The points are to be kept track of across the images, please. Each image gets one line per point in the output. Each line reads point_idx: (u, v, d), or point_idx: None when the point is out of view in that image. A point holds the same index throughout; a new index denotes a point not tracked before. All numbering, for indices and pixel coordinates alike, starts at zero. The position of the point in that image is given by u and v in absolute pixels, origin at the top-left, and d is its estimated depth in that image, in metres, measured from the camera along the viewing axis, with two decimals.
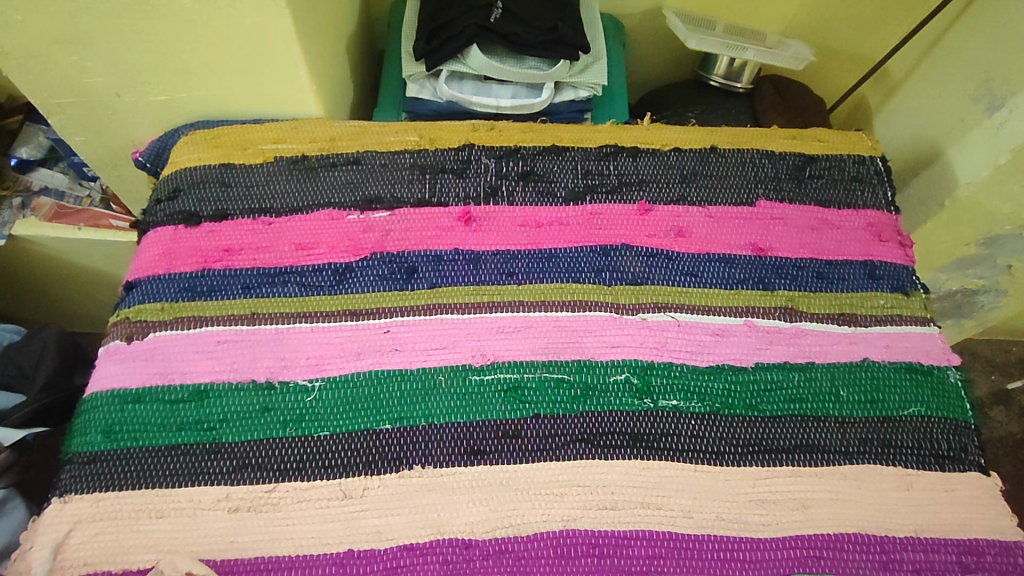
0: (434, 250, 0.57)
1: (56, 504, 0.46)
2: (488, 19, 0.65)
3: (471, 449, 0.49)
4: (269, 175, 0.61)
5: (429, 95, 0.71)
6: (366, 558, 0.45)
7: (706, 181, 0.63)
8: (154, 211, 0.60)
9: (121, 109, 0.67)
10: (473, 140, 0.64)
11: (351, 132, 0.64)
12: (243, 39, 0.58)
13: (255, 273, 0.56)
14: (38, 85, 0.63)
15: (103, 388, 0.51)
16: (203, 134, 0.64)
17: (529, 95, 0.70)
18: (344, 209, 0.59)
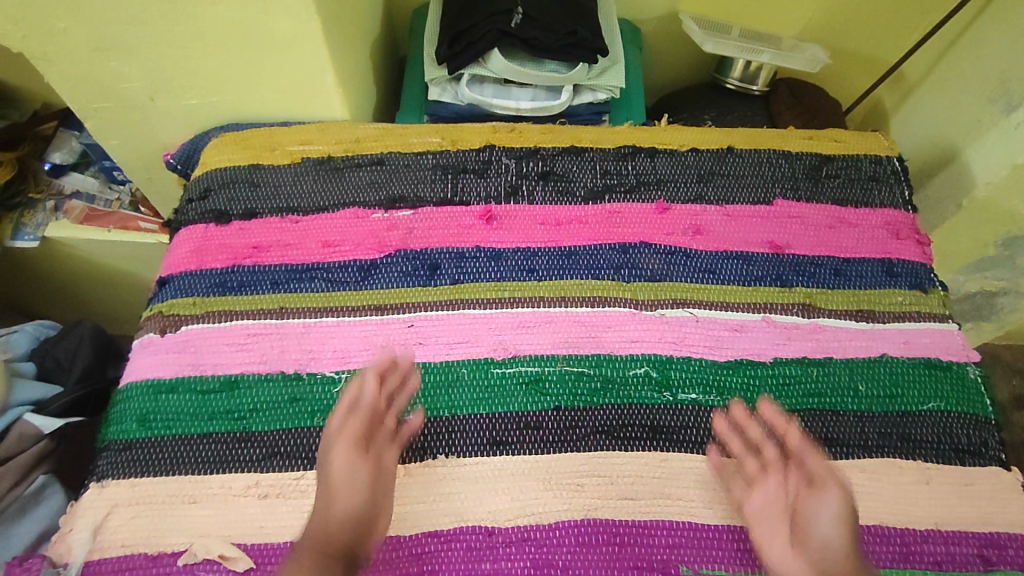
0: (456, 248, 0.59)
1: (94, 489, 0.48)
2: (508, 24, 0.66)
3: (493, 440, 0.50)
4: (296, 175, 0.63)
5: (450, 98, 0.73)
6: (390, 545, 0.46)
7: (723, 180, 0.64)
8: (186, 210, 0.62)
9: (155, 113, 0.69)
10: (494, 141, 0.65)
11: (375, 134, 0.66)
12: (273, 44, 0.60)
13: (283, 270, 0.57)
14: (76, 91, 0.66)
15: (138, 378, 0.53)
16: (233, 136, 0.66)
17: (548, 98, 0.71)
18: (369, 208, 0.61)
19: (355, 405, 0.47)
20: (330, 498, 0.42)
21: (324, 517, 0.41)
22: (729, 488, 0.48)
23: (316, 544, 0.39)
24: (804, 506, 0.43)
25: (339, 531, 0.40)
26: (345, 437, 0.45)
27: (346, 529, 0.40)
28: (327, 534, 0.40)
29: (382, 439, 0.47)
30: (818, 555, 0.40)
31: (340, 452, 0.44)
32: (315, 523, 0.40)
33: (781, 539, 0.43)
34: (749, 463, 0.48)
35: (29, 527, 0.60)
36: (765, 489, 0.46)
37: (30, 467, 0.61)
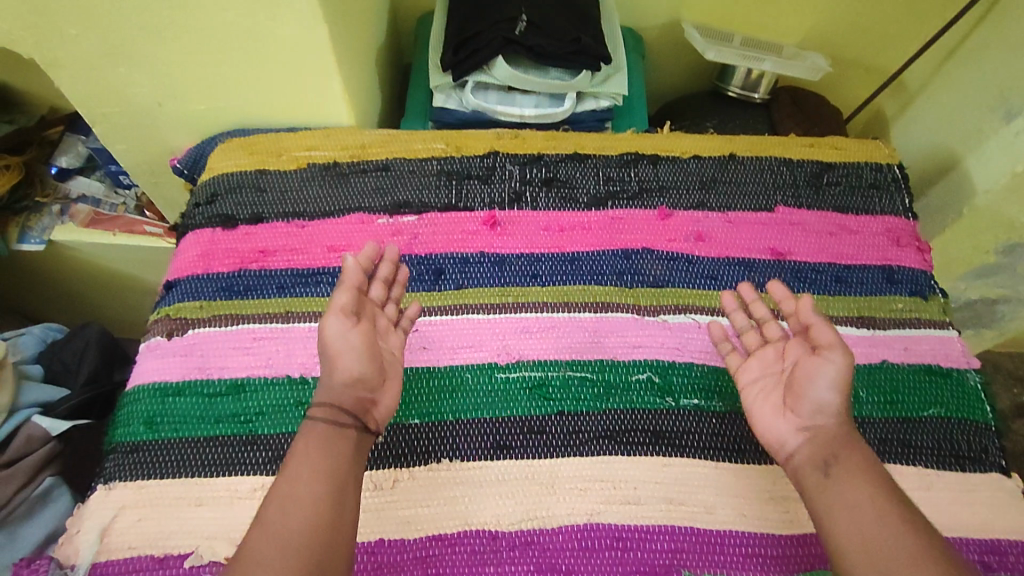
0: (460, 253, 0.60)
1: (101, 491, 0.48)
2: (513, 32, 0.67)
3: (497, 444, 0.50)
4: (302, 180, 0.64)
5: (455, 105, 0.73)
6: (396, 547, 0.46)
7: (725, 188, 0.65)
8: (192, 214, 0.63)
9: (162, 118, 0.70)
10: (498, 148, 0.66)
11: (380, 140, 0.67)
12: (281, 50, 0.61)
13: (289, 274, 0.58)
14: (85, 96, 0.67)
15: (145, 382, 0.53)
16: (240, 142, 0.67)
17: (551, 105, 0.72)
18: (374, 214, 0.62)
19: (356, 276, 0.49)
20: (341, 361, 0.45)
21: (336, 380, 0.44)
22: (729, 362, 0.53)
23: (332, 403, 0.43)
24: (807, 367, 0.46)
25: (356, 394, 0.44)
26: (348, 304, 0.47)
27: (361, 390, 0.45)
28: (343, 396, 0.44)
29: (371, 309, 0.49)
30: (810, 417, 0.44)
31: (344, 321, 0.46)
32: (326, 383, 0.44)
33: (773, 399, 0.48)
34: (748, 338, 0.53)
35: (33, 531, 0.61)
36: (760, 358, 0.51)
37: (36, 469, 0.62)
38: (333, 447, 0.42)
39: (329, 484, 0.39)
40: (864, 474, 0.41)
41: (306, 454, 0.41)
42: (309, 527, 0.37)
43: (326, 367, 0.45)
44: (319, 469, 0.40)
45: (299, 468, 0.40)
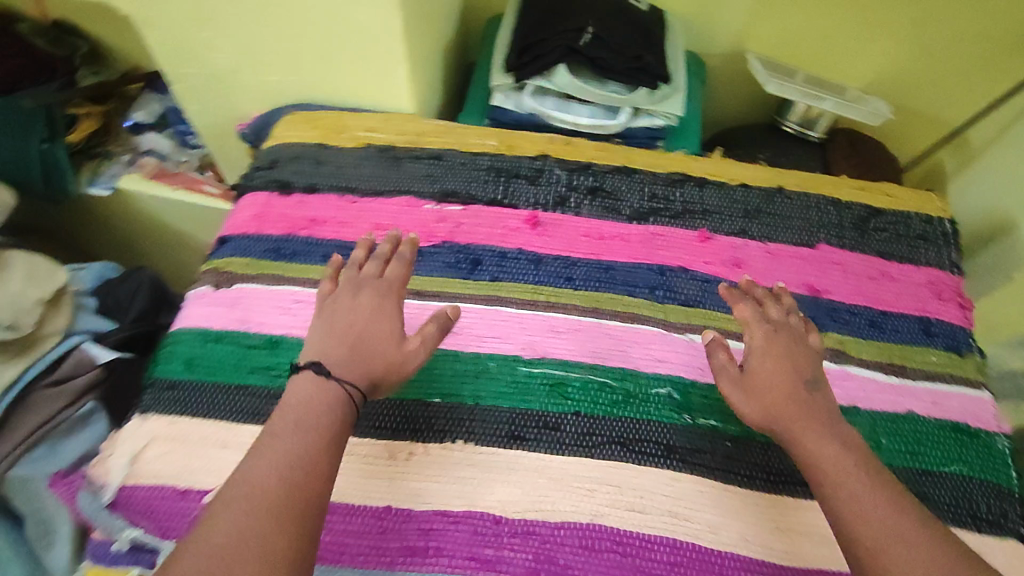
0: (500, 247, 0.62)
1: (137, 420, 0.51)
2: (577, 42, 0.69)
3: (511, 433, 0.51)
4: (358, 159, 0.67)
5: (512, 106, 0.73)
6: (403, 516, 0.48)
7: (768, 219, 0.65)
8: (252, 177, 0.67)
9: (235, 85, 0.74)
10: (549, 152, 0.68)
11: (437, 131, 0.70)
12: (355, 34, 0.64)
13: (335, 245, 0.61)
14: (169, 55, 0.71)
15: (189, 325, 0.57)
16: (307, 116, 0.71)
17: (607, 117, 0.72)
18: (422, 199, 0.65)
19: (393, 266, 0.51)
20: (373, 346, 0.45)
21: (362, 357, 0.45)
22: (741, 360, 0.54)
23: (356, 375, 0.43)
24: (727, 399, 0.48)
25: (375, 378, 0.44)
26: (397, 304, 0.49)
27: (390, 382, 0.45)
28: (369, 379, 0.44)
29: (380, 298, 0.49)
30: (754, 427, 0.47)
31: (378, 308, 0.48)
32: (342, 353, 0.45)
33: None
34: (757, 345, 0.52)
35: (74, 447, 0.63)
36: None
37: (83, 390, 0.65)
38: (338, 417, 0.41)
39: (325, 440, 0.40)
40: (865, 477, 0.40)
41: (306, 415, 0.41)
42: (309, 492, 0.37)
43: (331, 338, 0.45)
44: (322, 436, 0.40)
45: (296, 430, 0.40)
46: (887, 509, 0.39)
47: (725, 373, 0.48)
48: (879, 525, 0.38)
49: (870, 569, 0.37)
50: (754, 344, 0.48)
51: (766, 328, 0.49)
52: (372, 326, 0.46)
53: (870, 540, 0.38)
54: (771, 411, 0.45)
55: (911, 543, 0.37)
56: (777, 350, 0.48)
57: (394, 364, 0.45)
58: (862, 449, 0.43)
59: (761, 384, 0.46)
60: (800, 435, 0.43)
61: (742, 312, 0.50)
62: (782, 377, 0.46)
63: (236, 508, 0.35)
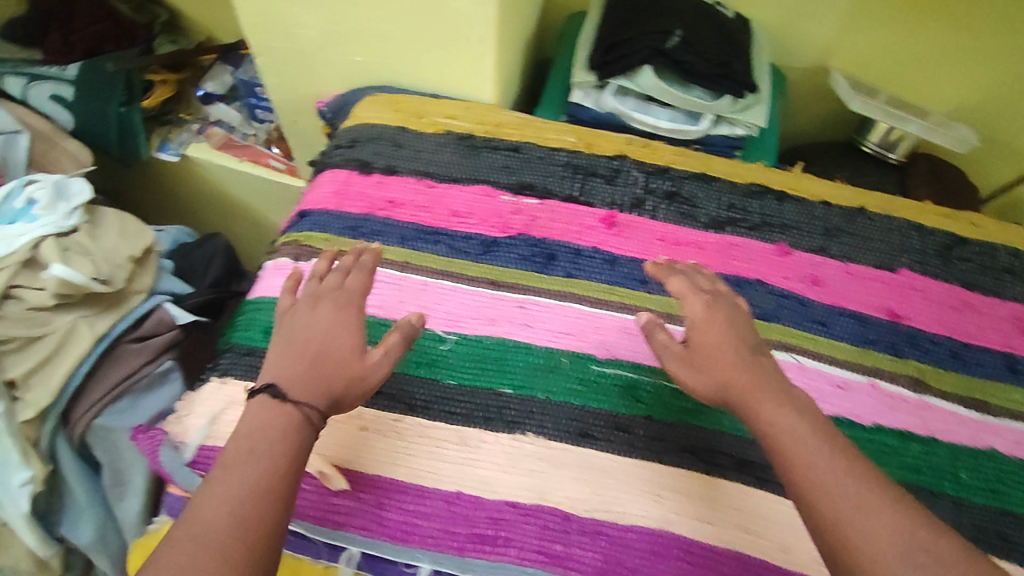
0: (575, 244, 0.62)
1: (215, 383, 0.53)
2: (664, 44, 0.67)
3: (581, 431, 0.51)
4: (437, 145, 0.67)
5: (592, 103, 0.72)
6: (472, 503, 0.48)
7: (848, 239, 0.64)
8: (333, 155, 0.68)
9: (318, 63, 0.75)
10: (627, 153, 0.68)
11: (516, 123, 0.70)
12: (446, 20, 0.65)
13: (412, 228, 0.62)
14: (257, 28, 0.72)
15: (267, 294, 0.57)
16: (389, 99, 0.71)
17: (687, 122, 0.71)
18: (499, 189, 0.65)
19: (355, 275, 0.49)
20: (332, 361, 0.44)
21: (321, 374, 0.43)
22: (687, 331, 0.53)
23: (313, 397, 0.42)
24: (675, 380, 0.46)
25: (336, 396, 0.43)
26: (359, 312, 0.47)
27: (353, 398, 0.44)
28: (328, 399, 0.42)
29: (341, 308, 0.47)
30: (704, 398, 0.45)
31: (338, 319, 0.46)
32: (298, 372, 0.43)
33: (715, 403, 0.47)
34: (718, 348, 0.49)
35: (152, 403, 0.62)
36: None
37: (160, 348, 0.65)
38: (294, 443, 0.40)
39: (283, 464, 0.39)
40: (820, 443, 0.38)
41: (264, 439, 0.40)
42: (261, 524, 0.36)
43: (288, 357, 0.44)
44: (279, 464, 0.39)
45: (252, 454, 0.39)
46: (844, 475, 0.37)
47: (668, 353, 0.46)
48: (838, 492, 0.36)
49: (832, 538, 0.35)
50: (695, 316, 0.46)
51: (705, 299, 0.47)
52: (330, 337, 0.45)
53: (835, 511, 0.36)
54: (723, 382, 0.43)
55: (874, 513, 0.35)
56: (718, 320, 0.46)
57: (355, 380, 0.44)
58: (817, 414, 0.41)
59: (706, 359, 0.44)
60: (756, 407, 0.41)
61: (677, 286, 0.48)
62: (728, 347, 0.45)
63: (183, 548, 0.35)
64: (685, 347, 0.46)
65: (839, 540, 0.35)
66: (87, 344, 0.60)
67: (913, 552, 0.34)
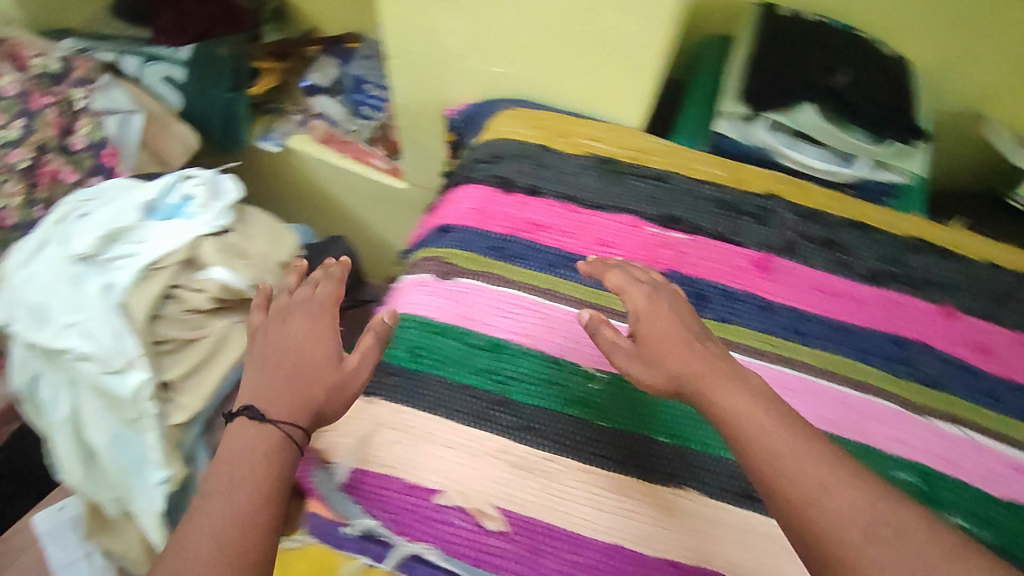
0: (726, 286, 0.59)
1: (362, 402, 0.53)
2: (830, 80, 0.65)
3: (745, 491, 0.49)
4: (580, 167, 0.65)
5: (737, 135, 0.68)
6: (631, 559, 0.47)
7: (1017, 306, 0.60)
8: (474, 169, 0.67)
9: (453, 71, 0.73)
10: (779, 192, 0.64)
11: (661, 151, 0.67)
12: (605, 39, 0.62)
13: (558, 254, 0.60)
14: (397, 32, 0.71)
15: (412, 313, 0.58)
16: (528, 115, 0.69)
17: (840, 163, 0.67)
18: (645, 220, 0.62)
19: (325, 286, 0.53)
20: (309, 369, 0.46)
21: (297, 382, 0.45)
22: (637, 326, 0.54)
23: (291, 411, 0.43)
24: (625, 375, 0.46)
25: (319, 408, 0.45)
26: (332, 321, 0.50)
27: (334, 406, 0.45)
28: (311, 413, 0.44)
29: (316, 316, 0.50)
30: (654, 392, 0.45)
31: (311, 326, 0.49)
32: (275, 388, 0.45)
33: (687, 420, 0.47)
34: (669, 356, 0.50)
35: None
36: None
37: None
38: (277, 466, 0.41)
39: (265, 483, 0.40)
40: (776, 420, 0.39)
41: (248, 460, 0.41)
42: (248, 557, 0.37)
43: (266, 371, 0.46)
44: (262, 491, 0.40)
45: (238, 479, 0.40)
46: (802, 453, 0.37)
47: (618, 349, 0.46)
48: (801, 477, 0.36)
49: (797, 515, 0.35)
50: (639, 308, 0.47)
51: (648, 289, 0.48)
52: (307, 346, 0.47)
53: (797, 491, 0.36)
54: (676, 373, 0.43)
55: (829, 485, 0.36)
56: (663, 307, 0.47)
57: (335, 387, 0.45)
58: (769, 391, 0.42)
59: (657, 353, 0.45)
60: (707, 390, 0.42)
61: (616, 280, 0.50)
62: (671, 337, 0.45)
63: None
64: (633, 342, 0.47)
65: (802, 516, 0.35)
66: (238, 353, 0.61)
67: (875, 527, 0.34)
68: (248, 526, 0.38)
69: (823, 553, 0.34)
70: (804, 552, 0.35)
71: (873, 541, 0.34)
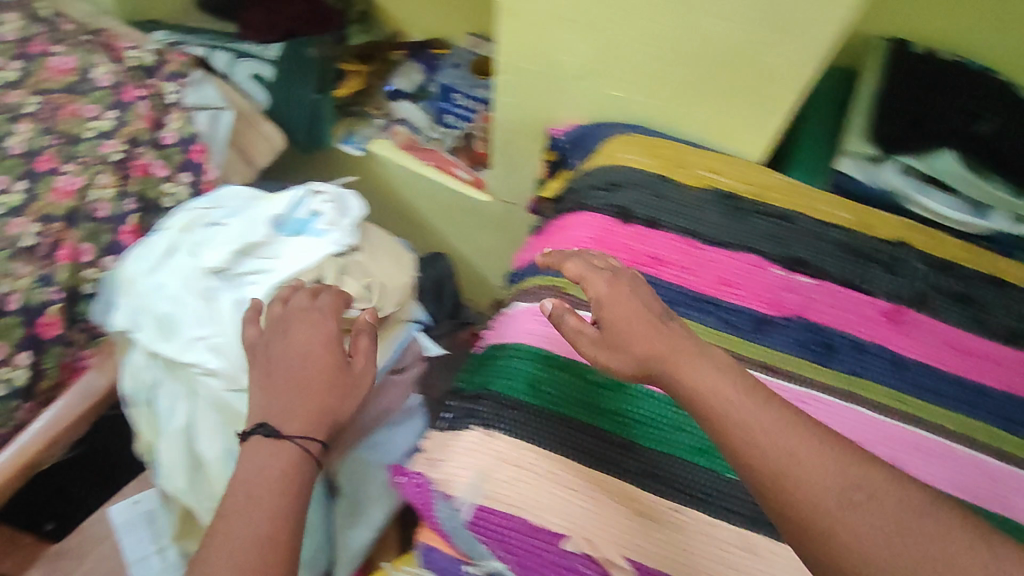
0: (855, 337, 0.56)
1: (484, 435, 0.53)
2: (970, 125, 0.64)
3: None
4: (700, 201, 0.63)
5: (862, 175, 0.65)
6: None
7: None
8: (588, 195, 0.65)
9: (567, 91, 0.72)
10: (909, 240, 0.62)
11: (784, 189, 0.65)
12: (745, 71, 0.61)
13: (680, 292, 0.58)
14: (515, 48, 0.70)
15: (530, 345, 0.58)
16: (646, 142, 0.67)
17: (971, 214, 0.64)
18: (769, 261, 0.60)
19: (325, 296, 0.57)
20: (317, 376, 0.52)
21: (308, 394, 0.51)
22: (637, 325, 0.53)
23: (309, 427, 0.50)
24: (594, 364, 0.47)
25: (334, 414, 0.51)
26: (335, 325, 0.55)
27: (345, 410, 0.52)
28: (326, 424, 0.51)
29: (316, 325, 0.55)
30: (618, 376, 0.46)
31: (315, 334, 0.54)
32: (287, 404, 0.50)
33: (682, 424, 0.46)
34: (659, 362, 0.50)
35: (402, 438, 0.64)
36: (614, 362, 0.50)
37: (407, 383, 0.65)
38: (299, 476, 0.48)
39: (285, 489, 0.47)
40: (752, 397, 0.39)
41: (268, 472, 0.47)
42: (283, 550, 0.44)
43: (274, 384, 0.52)
44: (285, 498, 0.46)
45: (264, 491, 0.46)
46: (772, 425, 0.38)
47: (583, 337, 0.47)
48: (772, 448, 0.37)
49: (778, 489, 0.36)
50: (600, 296, 0.48)
51: (608, 276, 0.49)
52: (312, 357, 0.53)
53: (770, 466, 0.37)
54: (641, 357, 0.44)
55: (810, 461, 0.36)
56: (624, 292, 0.48)
57: (344, 393, 0.52)
58: (733, 366, 0.42)
59: (618, 338, 0.45)
60: (677, 372, 0.42)
61: (576, 268, 0.50)
62: (633, 320, 0.45)
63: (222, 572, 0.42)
64: (598, 329, 0.47)
65: (780, 491, 0.36)
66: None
67: (848, 493, 0.35)
68: (284, 524, 0.45)
69: (808, 535, 0.35)
70: (789, 532, 0.36)
71: (848, 507, 0.35)
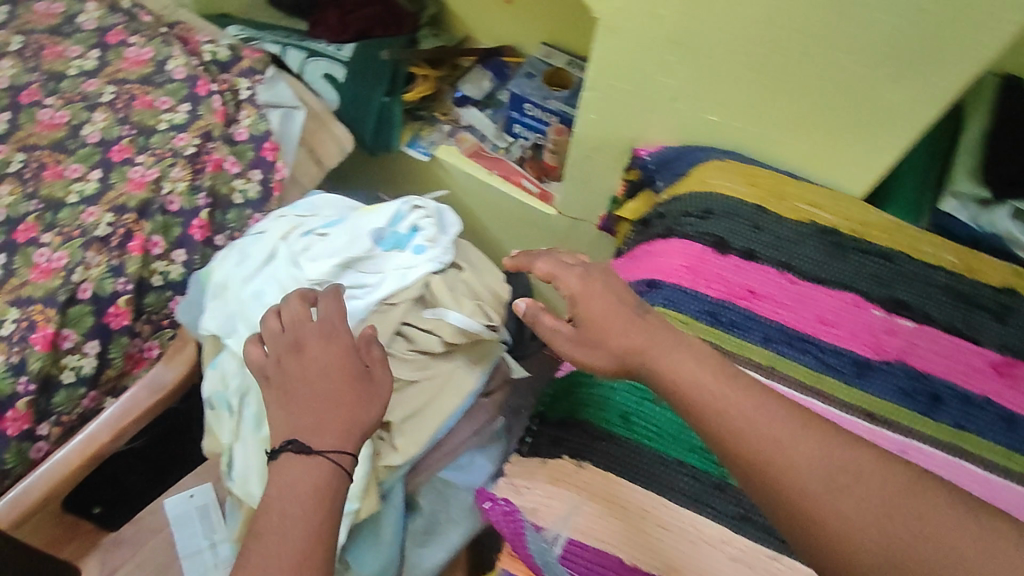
0: (963, 388, 0.54)
1: (573, 465, 0.53)
2: None
3: None
4: (799, 235, 0.61)
5: (966, 216, 0.68)
6: None
7: None
8: (682, 222, 0.63)
9: (658, 111, 0.70)
10: (1016, 287, 0.60)
11: (885, 227, 0.63)
12: (861, 105, 0.61)
13: (777, 328, 0.56)
14: (608, 65, 0.68)
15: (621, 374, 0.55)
16: (741, 171, 0.66)
17: None
18: (869, 301, 0.58)
19: (334, 304, 0.56)
20: (332, 381, 0.51)
21: (329, 407, 0.49)
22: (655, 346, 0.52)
23: (337, 441, 0.48)
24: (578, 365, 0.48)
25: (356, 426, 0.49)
26: (348, 335, 0.54)
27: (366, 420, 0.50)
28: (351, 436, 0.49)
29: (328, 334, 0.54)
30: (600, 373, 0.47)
31: (327, 342, 0.53)
32: (310, 422, 0.49)
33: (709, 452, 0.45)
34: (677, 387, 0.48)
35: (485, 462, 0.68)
36: None
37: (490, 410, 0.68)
38: (329, 486, 0.46)
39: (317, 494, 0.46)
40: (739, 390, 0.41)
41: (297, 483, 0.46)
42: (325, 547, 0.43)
43: (293, 397, 0.50)
44: (322, 503, 0.45)
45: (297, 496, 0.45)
46: (763, 409, 0.40)
47: (562, 336, 0.49)
48: (761, 437, 0.39)
49: (767, 471, 0.38)
50: (574, 292, 0.50)
51: (579, 271, 0.51)
52: (330, 369, 0.51)
53: (750, 450, 0.39)
54: (619, 352, 0.46)
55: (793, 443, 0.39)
56: (597, 286, 0.49)
57: (364, 400, 0.51)
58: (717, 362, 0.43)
59: (594, 334, 0.47)
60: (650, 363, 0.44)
61: (549, 267, 0.52)
62: (607, 315, 0.47)
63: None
64: (574, 327, 0.49)
65: (774, 475, 0.38)
66: (456, 400, 0.62)
67: (834, 476, 0.38)
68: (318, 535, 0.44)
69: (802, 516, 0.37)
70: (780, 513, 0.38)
71: (833, 489, 0.37)
